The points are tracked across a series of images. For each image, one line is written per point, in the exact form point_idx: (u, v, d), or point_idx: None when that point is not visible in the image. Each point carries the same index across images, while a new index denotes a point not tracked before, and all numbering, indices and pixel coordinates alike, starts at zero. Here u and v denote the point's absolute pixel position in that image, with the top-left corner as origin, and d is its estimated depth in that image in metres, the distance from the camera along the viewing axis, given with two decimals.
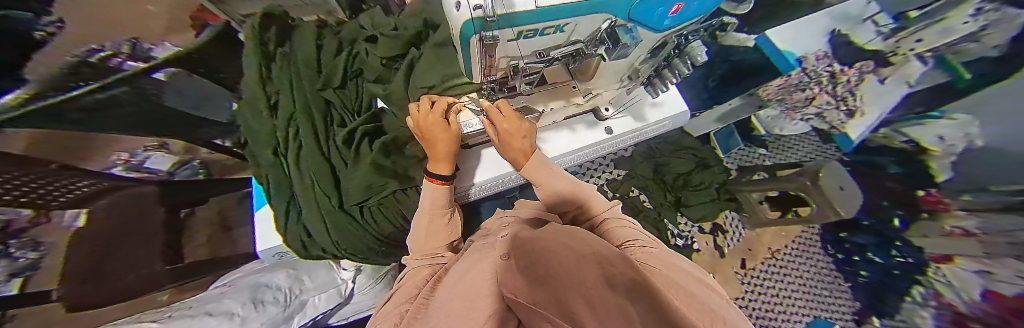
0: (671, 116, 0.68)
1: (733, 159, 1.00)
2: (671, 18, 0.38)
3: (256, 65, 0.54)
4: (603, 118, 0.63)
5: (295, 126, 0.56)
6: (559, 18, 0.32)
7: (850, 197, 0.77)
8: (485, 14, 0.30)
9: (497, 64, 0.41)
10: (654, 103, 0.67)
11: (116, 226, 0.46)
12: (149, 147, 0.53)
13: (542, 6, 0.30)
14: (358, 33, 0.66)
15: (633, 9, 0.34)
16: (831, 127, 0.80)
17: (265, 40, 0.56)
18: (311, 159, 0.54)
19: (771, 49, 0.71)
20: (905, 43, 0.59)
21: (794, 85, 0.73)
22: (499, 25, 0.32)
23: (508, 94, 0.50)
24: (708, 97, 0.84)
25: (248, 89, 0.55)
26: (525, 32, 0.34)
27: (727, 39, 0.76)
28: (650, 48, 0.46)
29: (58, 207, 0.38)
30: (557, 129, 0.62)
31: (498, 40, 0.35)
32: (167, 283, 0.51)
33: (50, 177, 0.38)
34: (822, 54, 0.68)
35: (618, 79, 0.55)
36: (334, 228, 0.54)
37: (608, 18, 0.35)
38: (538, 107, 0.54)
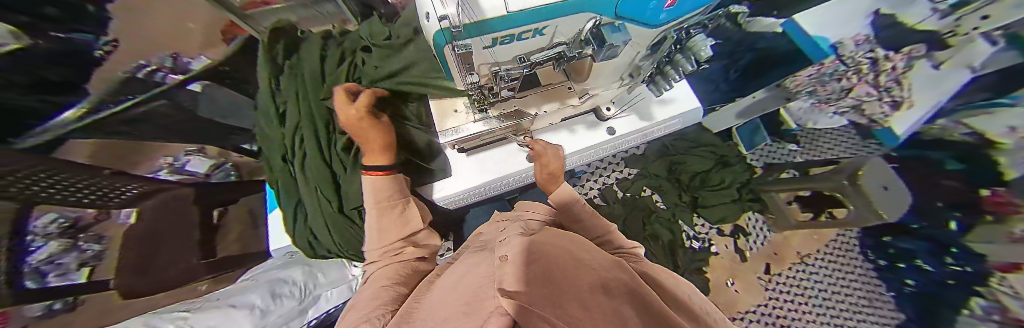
0: (681, 113, 0.64)
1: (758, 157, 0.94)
2: (668, 11, 0.32)
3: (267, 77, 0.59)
4: (604, 118, 0.60)
5: (300, 134, 0.58)
6: (535, 23, 0.29)
7: (897, 198, 0.70)
8: (451, 24, 0.29)
9: (478, 70, 0.40)
10: (661, 101, 0.63)
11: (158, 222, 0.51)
12: (188, 151, 0.59)
13: (514, 12, 0.26)
14: (359, 42, 0.67)
15: (619, 7, 0.29)
16: (869, 122, 0.72)
17: (274, 54, 0.61)
18: (315, 166, 0.56)
19: (801, 37, 0.64)
20: (966, 22, 0.51)
21: (828, 75, 0.64)
22: (467, 35, 0.30)
23: (497, 98, 0.48)
24: (729, 89, 0.78)
25: (263, 101, 0.60)
26: (499, 39, 0.32)
27: (753, 25, 0.69)
28: (648, 44, 0.42)
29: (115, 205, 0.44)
30: (555, 130, 0.60)
31: (471, 48, 0.33)
32: (205, 273, 0.55)
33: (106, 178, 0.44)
34: (862, 38, 0.61)
35: (618, 78, 0.54)
36: (335, 230, 0.57)
37: (592, 18, 0.31)
38: (530, 110, 0.51)
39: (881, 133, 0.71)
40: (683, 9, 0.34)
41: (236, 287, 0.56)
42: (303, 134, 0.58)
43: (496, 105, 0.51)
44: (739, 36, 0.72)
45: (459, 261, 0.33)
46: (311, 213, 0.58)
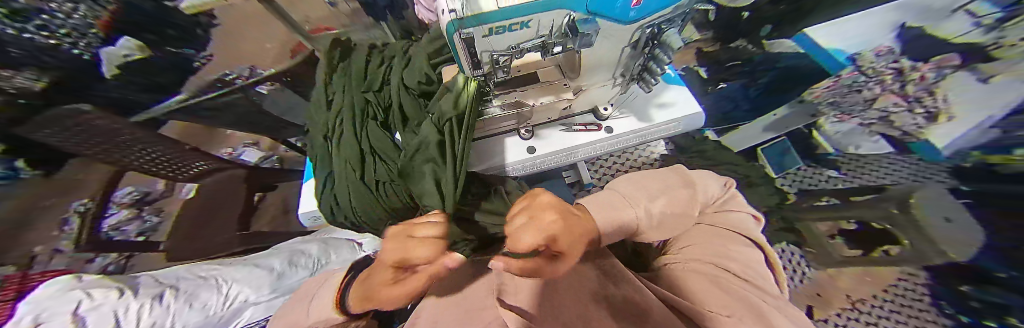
0: (682, 116, 0.67)
1: (791, 181, 0.77)
2: (636, 10, 0.36)
3: (324, 74, 0.71)
4: (602, 117, 0.66)
5: (340, 116, 0.66)
6: (518, 16, 0.35)
7: (961, 233, 0.45)
8: (457, 16, 0.35)
9: (480, 58, 0.45)
10: (662, 104, 0.68)
11: (210, 201, 0.75)
12: (245, 144, 0.86)
13: (504, 5, 0.33)
14: (398, 49, 0.77)
15: (590, 4, 0.34)
16: (902, 133, 0.52)
17: (333, 57, 0.74)
18: (349, 143, 0.62)
19: (811, 49, 0.67)
20: (1011, 32, 0.36)
21: (851, 86, 0.61)
22: (468, 26, 0.36)
23: (502, 90, 0.56)
24: (750, 107, 0.84)
25: (316, 93, 0.71)
26: (494, 29, 0.37)
27: (773, 46, 0.76)
28: (628, 40, 0.45)
29: (183, 178, 0.69)
30: (553, 126, 0.68)
31: (473, 36, 0.39)
32: (236, 247, 0.77)
33: (178, 154, 0.68)
34: (886, 49, 0.55)
35: (610, 75, 0.56)
36: (355, 195, 0.61)
37: (566, 14, 0.36)
38: (528, 101, 0.56)
39: (920, 148, 0.49)
40: (647, 10, 0.36)
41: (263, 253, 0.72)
42: (343, 117, 0.66)
43: (500, 96, 0.59)
44: (761, 57, 0.79)
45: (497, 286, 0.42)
46: (338, 181, 0.63)
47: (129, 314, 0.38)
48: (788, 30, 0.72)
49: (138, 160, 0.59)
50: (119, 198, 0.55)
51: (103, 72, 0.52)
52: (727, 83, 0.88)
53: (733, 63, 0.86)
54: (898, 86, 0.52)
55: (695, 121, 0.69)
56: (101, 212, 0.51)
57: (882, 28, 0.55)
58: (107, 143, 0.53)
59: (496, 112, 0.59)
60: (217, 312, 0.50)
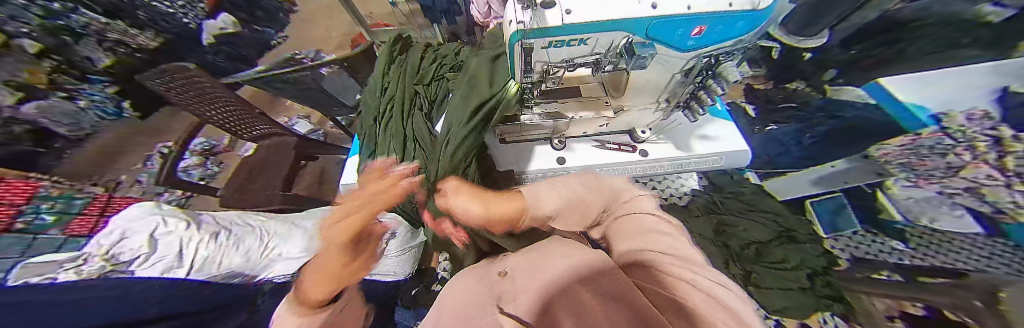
0: (726, 151, 0.63)
1: (843, 245, 0.68)
2: (696, 39, 0.38)
3: (382, 63, 0.78)
4: (639, 139, 0.65)
5: (392, 103, 0.72)
6: (582, 33, 0.38)
7: None
8: (524, 27, 0.38)
9: (533, 68, 0.47)
10: (703, 136, 0.65)
11: (265, 156, 0.88)
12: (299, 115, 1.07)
13: (569, 23, 0.36)
14: (450, 50, 0.84)
15: (650, 30, 0.37)
16: (1001, 210, 0.45)
17: (392, 51, 0.83)
18: (395, 129, 0.67)
19: (887, 101, 0.55)
20: None
21: (930, 149, 0.51)
22: (532, 37, 0.39)
23: (544, 99, 0.58)
24: (802, 154, 0.73)
25: (373, 78, 0.78)
26: (554, 42, 0.40)
27: (841, 93, 0.65)
28: (679, 69, 0.46)
29: (247, 137, 0.86)
30: (585, 140, 0.67)
31: (533, 47, 0.42)
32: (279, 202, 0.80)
33: (248, 116, 0.88)
34: (982, 112, 0.44)
35: (654, 99, 0.54)
36: None
37: (625, 36, 0.38)
38: (568, 114, 0.57)
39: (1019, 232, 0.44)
40: (707, 40, 0.39)
41: (324, 208, 0.77)
42: (393, 105, 0.71)
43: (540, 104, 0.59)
44: (822, 101, 0.69)
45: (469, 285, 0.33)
46: (379, 162, 0.67)
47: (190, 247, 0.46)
48: (858, 77, 0.62)
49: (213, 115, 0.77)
50: (193, 146, 0.70)
51: (204, 37, 0.89)
52: (777, 125, 0.79)
53: (787, 105, 0.78)
54: (961, 148, 0.47)
55: (739, 159, 0.65)
56: (178, 154, 0.65)
57: (969, 90, 0.46)
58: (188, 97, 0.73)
59: (534, 119, 0.58)
60: (258, 258, 0.54)
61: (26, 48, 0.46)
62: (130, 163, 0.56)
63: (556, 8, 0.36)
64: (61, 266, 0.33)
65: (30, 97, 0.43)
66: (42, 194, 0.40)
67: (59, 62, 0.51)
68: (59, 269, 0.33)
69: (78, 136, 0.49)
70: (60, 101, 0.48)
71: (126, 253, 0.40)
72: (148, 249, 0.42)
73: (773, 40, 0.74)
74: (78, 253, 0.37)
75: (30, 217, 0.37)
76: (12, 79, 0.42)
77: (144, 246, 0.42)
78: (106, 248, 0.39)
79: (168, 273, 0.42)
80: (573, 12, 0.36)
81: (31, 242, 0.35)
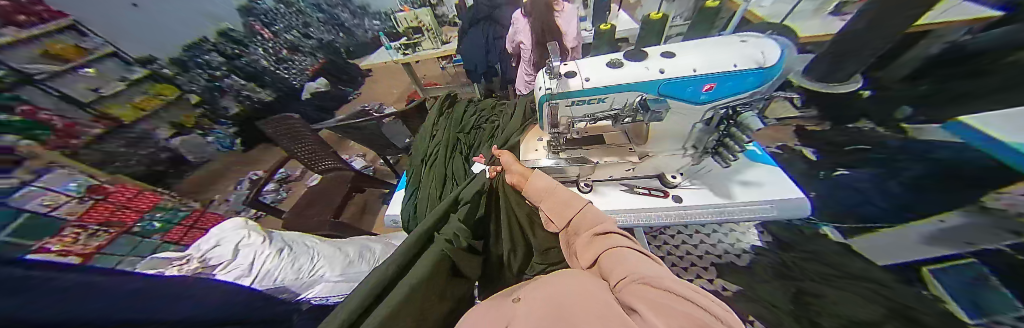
0: (779, 199, 0.56)
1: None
2: (708, 94, 0.41)
3: (433, 116, 0.92)
4: (670, 184, 0.61)
5: (436, 147, 0.82)
6: (601, 93, 0.43)
7: None
8: (551, 91, 0.44)
9: (559, 122, 0.51)
10: (744, 182, 0.60)
11: (324, 186, 1.01)
12: (354, 155, 1.32)
13: (588, 87, 0.42)
14: (489, 104, 0.98)
15: (662, 88, 0.40)
16: None
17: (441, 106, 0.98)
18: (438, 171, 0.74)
19: (982, 140, 0.43)
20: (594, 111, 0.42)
21: None
22: (558, 97, 0.44)
23: (569, 146, 0.60)
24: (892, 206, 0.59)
25: (422, 128, 0.91)
26: (576, 102, 0.45)
27: (922, 132, 0.54)
28: (699, 121, 0.47)
29: (316, 169, 1.02)
30: (612, 185, 0.65)
31: (559, 105, 0.46)
32: (324, 229, 0.86)
33: (322, 154, 1.04)
34: None
35: (680, 146, 0.54)
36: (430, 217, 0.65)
37: (639, 94, 0.42)
38: (592, 159, 0.57)
39: None
40: (719, 93, 0.40)
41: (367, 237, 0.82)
42: (438, 149, 0.81)
43: (567, 151, 0.60)
44: (898, 142, 0.58)
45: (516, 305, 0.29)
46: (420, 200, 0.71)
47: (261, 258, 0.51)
48: (937, 114, 0.52)
49: (298, 152, 0.96)
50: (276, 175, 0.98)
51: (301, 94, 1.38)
52: (850, 170, 0.68)
53: (856, 147, 0.68)
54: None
55: (793, 208, 0.55)
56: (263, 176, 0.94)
57: None
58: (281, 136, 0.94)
59: (561, 163, 0.57)
60: (307, 276, 0.55)
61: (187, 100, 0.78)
62: (227, 185, 0.81)
63: (577, 78, 0.42)
64: (172, 262, 0.43)
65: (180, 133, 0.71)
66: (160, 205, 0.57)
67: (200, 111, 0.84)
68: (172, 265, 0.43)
69: (200, 161, 0.75)
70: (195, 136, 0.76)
71: (214, 259, 0.48)
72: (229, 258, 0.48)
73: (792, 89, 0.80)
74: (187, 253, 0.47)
75: (145, 223, 0.52)
76: (175, 120, 0.71)
77: (228, 254, 0.49)
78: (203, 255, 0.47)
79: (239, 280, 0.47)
80: (591, 80, 0.42)
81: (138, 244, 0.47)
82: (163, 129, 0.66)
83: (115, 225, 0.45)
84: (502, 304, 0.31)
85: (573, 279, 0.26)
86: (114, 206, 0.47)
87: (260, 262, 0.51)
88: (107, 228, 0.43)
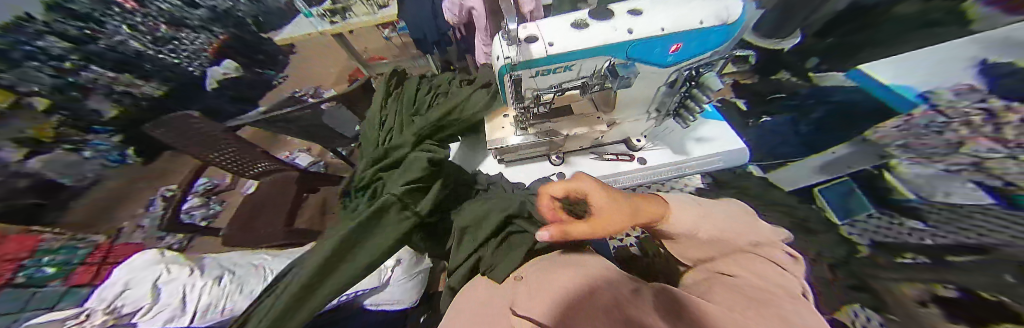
0: (722, 151, 0.64)
1: (860, 231, 0.61)
2: (675, 55, 0.41)
3: (381, 98, 0.82)
4: (634, 148, 0.65)
5: (389, 132, 0.73)
6: (568, 60, 0.40)
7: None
8: (513, 61, 0.40)
9: (524, 94, 0.49)
10: (698, 139, 0.66)
11: (264, 193, 0.87)
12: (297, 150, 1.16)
13: (554, 54, 0.39)
14: (445, 77, 0.90)
15: (630, 51, 0.39)
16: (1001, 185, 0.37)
17: (389, 84, 0.86)
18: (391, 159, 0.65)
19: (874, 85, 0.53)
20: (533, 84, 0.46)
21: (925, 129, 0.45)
22: (521, 67, 0.42)
23: (537, 121, 0.57)
24: (801, 144, 0.72)
25: (372, 112, 0.80)
26: (542, 71, 0.43)
27: (823, 79, 0.65)
28: (664, 81, 0.48)
29: (249, 175, 0.90)
30: (582, 153, 0.68)
31: (522, 77, 0.44)
32: (279, 240, 0.78)
33: (248, 155, 0.90)
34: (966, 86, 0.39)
35: (644, 110, 0.56)
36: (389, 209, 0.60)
37: (607, 59, 0.41)
38: (562, 131, 0.57)
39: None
40: (686, 53, 0.41)
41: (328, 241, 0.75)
42: (391, 133, 0.73)
43: (535, 125, 0.58)
44: (807, 89, 0.69)
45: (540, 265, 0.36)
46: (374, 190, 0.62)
47: (194, 290, 0.44)
48: (837, 64, 0.62)
49: (216, 158, 0.82)
50: (196, 188, 0.76)
51: (206, 85, 0.86)
52: (771, 116, 0.80)
53: (777, 95, 0.79)
54: (957, 124, 0.41)
55: (737, 156, 0.65)
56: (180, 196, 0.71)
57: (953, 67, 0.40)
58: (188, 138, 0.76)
59: (530, 139, 0.58)
60: None
61: (35, 105, 0.43)
62: (134, 208, 0.61)
63: (540, 43, 0.39)
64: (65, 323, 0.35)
65: (35, 151, 0.42)
66: (44, 247, 0.40)
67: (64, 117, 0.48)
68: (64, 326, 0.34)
69: (79, 186, 0.47)
70: (62, 153, 0.46)
71: (128, 306, 0.39)
72: (147, 302, 0.40)
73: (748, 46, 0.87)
74: (86, 307, 0.38)
75: (30, 272, 0.38)
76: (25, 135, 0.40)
77: (149, 295, 0.41)
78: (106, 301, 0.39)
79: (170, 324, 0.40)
80: (555, 44, 0.39)
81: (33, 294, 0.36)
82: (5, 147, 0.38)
83: None
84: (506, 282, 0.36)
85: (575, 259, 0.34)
86: None
87: (196, 295, 0.43)
88: None
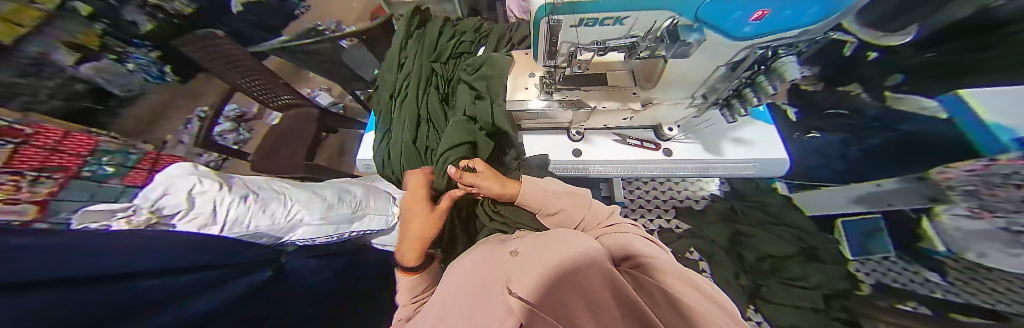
0: (760, 159, 0.59)
1: (867, 269, 0.60)
2: (755, 24, 0.32)
3: (400, 38, 0.78)
4: (665, 137, 0.61)
5: (407, 79, 0.73)
6: (619, 11, 0.35)
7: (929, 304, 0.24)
8: (554, 0, 0.35)
9: (559, 49, 0.46)
10: (737, 140, 0.61)
11: (289, 125, 0.93)
12: (319, 87, 1.20)
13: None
14: (470, 27, 0.86)
15: (702, 8, 0.31)
16: None
17: (411, 24, 0.82)
18: (409, 110, 0.68)
19: (962, 117, 0.44)
20: (568, 32, 0.41)
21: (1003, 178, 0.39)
22: (562, 12, 0.37)
23: (565, 86, 0.54)
24: (846, 168, 0.65)
25: (391, 53, 0.77)
26: (585, 20, 0.38)
27: (901, 103, 0.54)
28: (728, 60, 0.41)
29: (273, 106, 0.93)
30: (604, 134, 0.65)
31: (561, 24, 0.39)
32: (298, 171, 0.86)
33: (273, 86, 0.92)
34: None
35: (689, 93, 0.51)
36: (405, 157, 0.65)
37: (671, 17, 0.34)
38: (590, 103, 0.52)
39: None
40: (767, 27, 0.32)
41: (344, 180, 0.79)
42: (409, 80, 0.72)
43: (562, 92, 0.54)
44: (877, 111, 0.59)
45: (523, 247, 0.37)
46: (394, 139, 0.67)
47: (223, 207, 0.46)
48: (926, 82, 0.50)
49: (241, 81, 0.84)
50: (227, 113, 0.83)
51: (231, 7, 0.99)
52: (822, 133, 0.71)
53: (837, 111, 0.68)
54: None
55: (775, 167, 0.60)
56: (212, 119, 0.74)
57: None
58: (218, 62, 0.80)
59: (553, 105, 0.53)
60: (284, 219, 0.54)
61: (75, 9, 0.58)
62: (174, 124, 0.65)
63: None
64: (114, 214, 0.37)
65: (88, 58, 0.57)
66: (104, 149, 0.47)
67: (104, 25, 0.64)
68: (113, 218, 0.37)
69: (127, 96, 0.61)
70: (108, 63, 0.61)
71: (168, 208, 0.41)
72: (183, 208, 0.42)
73: (849, 34, 0.63)
74: (133, 203, 0.39)
75: (94, 168, 0.43)
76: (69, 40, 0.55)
77: (184, 202, 0.42)
78: (153, 201, 0.40)
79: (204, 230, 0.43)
80: None
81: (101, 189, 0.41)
82: (60, 52, 0.52)
83: (54, 170, 0.37)
84: (497, 255, 0.37)
85: (561, 237, 0.35)
86: (39, 152, 0.38)
87: (225, 209, 0.45)
88: (47, 174, 0.36)
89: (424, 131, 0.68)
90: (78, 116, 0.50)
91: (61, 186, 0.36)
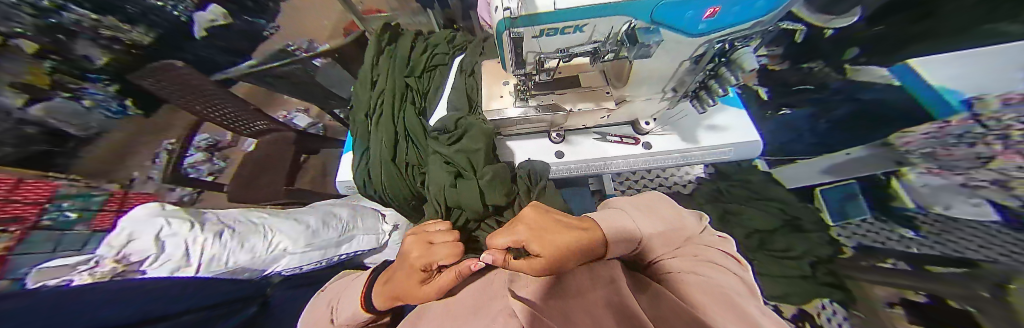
0: (734, 143, 0.61)
1: (848, 233, 0.63)
2: (708, 22, 0.33)
3: (372, 54, 0.77)
4: (643, 132, 0.63)
5: (382, 96, 0.72)
6: (576, 19, 0.35)
7: None
8: (512, 15, 0.35)
9: (526, 57, 0.46)
10: (711, 127, 0.63)
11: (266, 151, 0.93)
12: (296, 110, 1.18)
13: (561, 8, 0.33)
14: (441, 38, 0.86)
15: (657, 12, 0.32)
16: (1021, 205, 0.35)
17: (382, 39, 0.80)
18: (386, 128, 0.67)
19: (914, 84, 0.46)
20: (530, 42, 0.41)
21: (954, 138, 0.42)
22: (522, 24, 0.37)
23: (540, 91, 0.54)
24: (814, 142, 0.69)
25: (363, 71, 0.76)
26: (547, 30, 0.38)
27: (861, 74, 0.57)
28: (690, 54, 0.42)
29: (247, 133, 0.91)
30: (585, 133, 0.66)
31: (523, 36, 0.39)
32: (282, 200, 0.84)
33: (246, 114, 0.90)
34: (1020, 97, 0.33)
35: (660, 89, 0.52)
36: (387, 177, 0.65)
37: (627, 21, 0.35)
38: (565, 106, 0.53)
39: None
40: (719, 23, 0.34)
41: (329, 202, 0.78)
42: (384, 98, 0.71)
43: (538, 97, 0.55)
44: (839, 84, 0.62)
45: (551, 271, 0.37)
46: (373, 159, 0.66)
47: (198, 245, 0.43)
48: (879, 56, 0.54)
49: (213, 114, 0.80)
50: (198, 143, 0.81)
51: (195, 33, 0.85)
52: (791, 110, 0.74)
53: (803, 87, 0.71)
54: (992, 138, 0.37)
55: (749, 151, 0.63)
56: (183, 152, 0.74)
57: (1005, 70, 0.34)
58: (186, 96, 0.76)
59: (530, 112, 0.54)
60: (265, 254, 0.52)
61: (22, 48, 0.49)
62: (141, 159, 0.64)
63: None
64: (74, 269, 0.33)
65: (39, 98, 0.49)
66: (60, 192, 0.45)
67: (55, 61, 0.54)
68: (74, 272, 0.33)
69: (86, 134, 0.56)
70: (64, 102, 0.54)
71: (136, 254, 0.37)
72: (152, 252, 0.37)
73: (798, 22, 0.69)
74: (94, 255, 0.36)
75: (53, 214, 0.41)
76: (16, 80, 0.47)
77: (151, 245, 0.38)
78: (117, 248, 0.37)
79: (178, 272, 0.40)
80: None
81: (61, 238, 0.39)
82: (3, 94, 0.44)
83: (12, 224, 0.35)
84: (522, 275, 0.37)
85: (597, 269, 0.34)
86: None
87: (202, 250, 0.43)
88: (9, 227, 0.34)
89: (405, 148, 0.67)
90: (34, 161, 0.46)
91: (21, 239, 0.34)
